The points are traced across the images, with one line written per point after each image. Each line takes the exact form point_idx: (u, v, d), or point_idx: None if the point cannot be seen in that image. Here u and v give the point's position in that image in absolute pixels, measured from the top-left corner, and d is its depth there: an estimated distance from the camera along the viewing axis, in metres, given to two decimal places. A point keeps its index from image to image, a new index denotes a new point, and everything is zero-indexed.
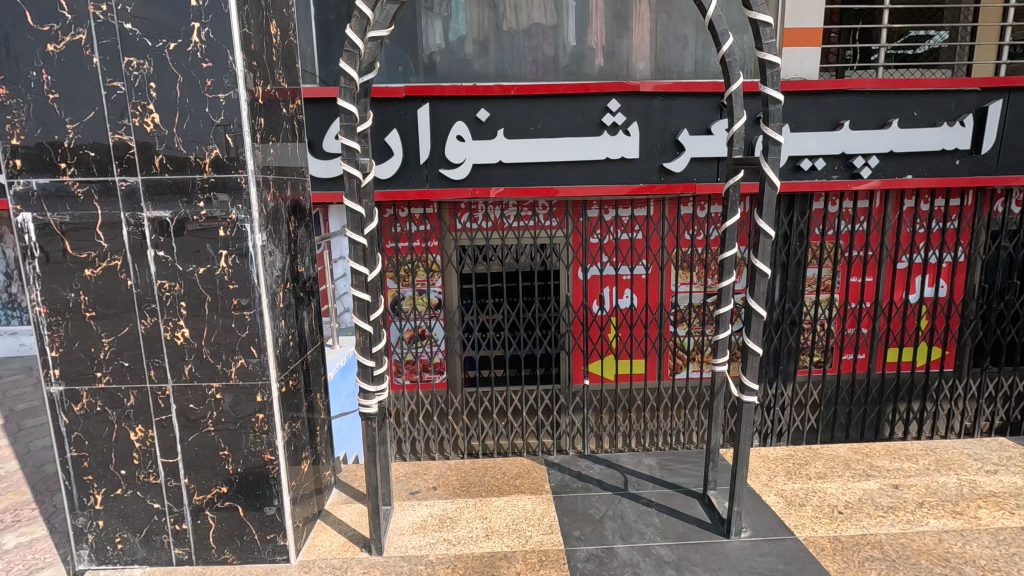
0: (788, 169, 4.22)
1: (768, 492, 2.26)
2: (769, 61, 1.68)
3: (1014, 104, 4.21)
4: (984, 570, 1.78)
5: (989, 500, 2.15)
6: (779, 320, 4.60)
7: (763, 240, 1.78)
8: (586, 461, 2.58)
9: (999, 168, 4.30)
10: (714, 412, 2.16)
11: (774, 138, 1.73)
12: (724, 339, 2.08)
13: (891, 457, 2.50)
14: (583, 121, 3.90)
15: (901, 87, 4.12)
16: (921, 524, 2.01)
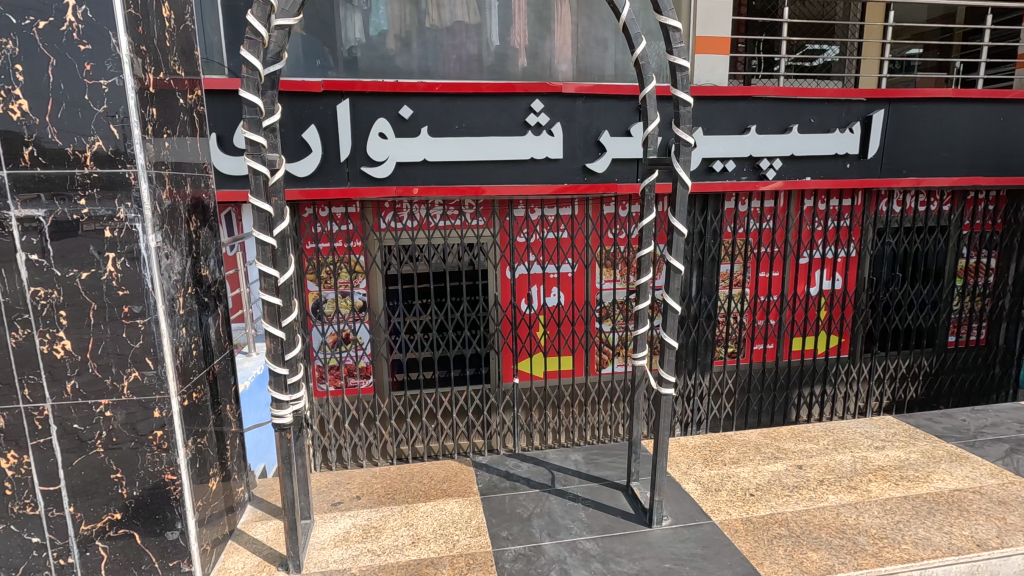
0: (701, 171, 4.43)
1: (687, 480, 2.35)
2: (678, 65, 1.74)
3: (893, 113, 4.65)
4: (875, 538, 1.94)
5: (878, 474, 2.36)
6: (696, 314, 4.83)
7: (677, 238, 1.84)
8: (513, 460, 2.59)
9: (882, 172, 4.75)
10: (635, 405, 2.22)
11: (685, 139, 1.80)
12: (644, 334, 2.14)
13: (795, 439, 2.68)
14: (507, 120, 3.91)
15: (800, 95, 4.44)
16: (821, 501, 2.17)
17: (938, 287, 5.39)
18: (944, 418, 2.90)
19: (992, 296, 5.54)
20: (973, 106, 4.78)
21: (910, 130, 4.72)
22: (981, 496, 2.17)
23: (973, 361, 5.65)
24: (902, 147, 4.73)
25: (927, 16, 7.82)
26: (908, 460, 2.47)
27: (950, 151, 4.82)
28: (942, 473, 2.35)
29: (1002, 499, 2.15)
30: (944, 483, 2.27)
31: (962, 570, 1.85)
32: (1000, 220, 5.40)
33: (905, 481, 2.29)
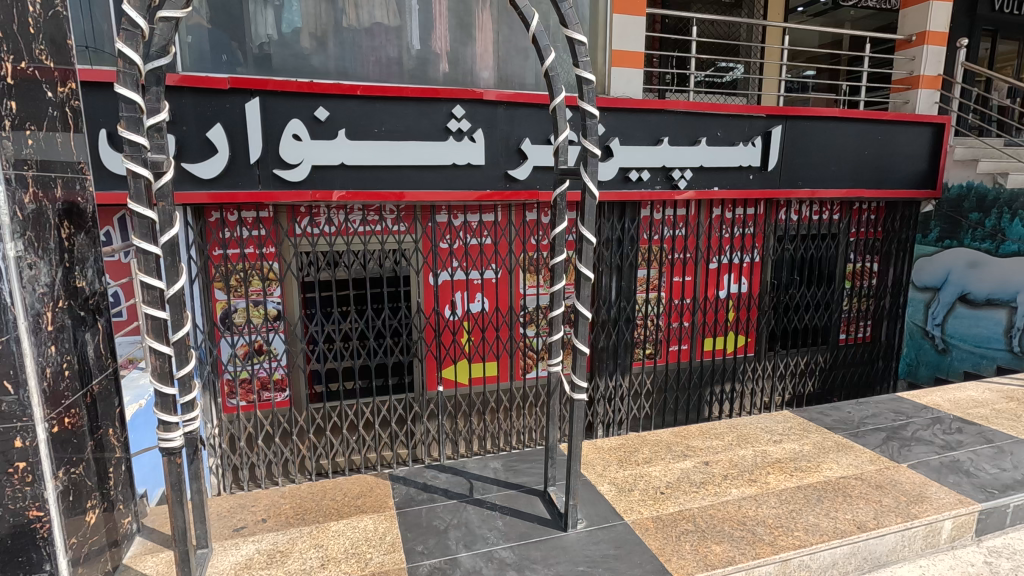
0: (619, 180, 4.58)
1: (602, 481, 2.41)
2: (584, 79, 1.79)
3: (789, 129, 5.04)
4: (771, 528, 2.07)
5: (776, 466, 2.52)
6: (615, 318, 5.01)
7: (586, 247, 1.88)
8: (432, 471, 2.54)
9: (781, 183, 5.13)
10: (551, 411, 2.25)
11: (592, 150, 1.84)
12: (558, 340, 2.17)
13: (703, 437, 2.82)
14: (428, 125, 3.86)
15: (708, 110, 4.70)
16: (725, 495, 2.29)
17: (830, 290, 5.91)
18: (833, 411, 3.15)
19: (875, 297, 6.13)
20: (857, 126, 5.29)
21: (804, 145, 5.13)
22: (862, 482, 2.38)
23: (859, 356, 6.23)
24: (798, 161, 5.14)
25: (819, 41, 8.59)
26: (802, 452, 2.66)
27: (838, 165, 5.30)
28: (830, 462, 2.56)
29: (880, 483, 2.36)
30: (831, 471, 2.47)
31: (844, 551, 2.02)
32: (880, 229, 5.96)
33: (799, 472, 2.47)
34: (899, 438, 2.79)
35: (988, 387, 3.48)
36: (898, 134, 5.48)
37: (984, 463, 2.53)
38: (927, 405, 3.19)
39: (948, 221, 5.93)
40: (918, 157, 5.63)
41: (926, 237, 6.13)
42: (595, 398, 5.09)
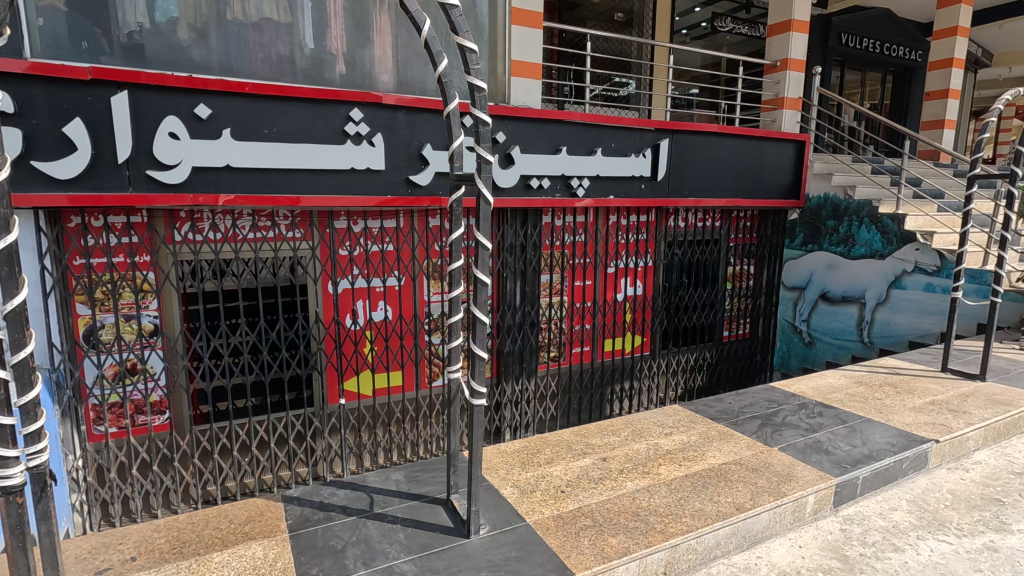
0: (520, 187, 4.66)
1: (505, 485, 2.43)
2: (476, 86, 1.81)
3: (675, 142, 5.41)
4: (662, 516, 2.20)
5: (667, 457, 2.68)
6: (520, 323, 5.10)
7: (482, 253, 1.90)
8: (329, 488, 2.43)
9: (669, 192, 5.49)
10: (452, 417, 2.23)
11: (486, 157, 1.86)
12: (457, 346, 2.16)
13: (601, 434, 2.94)
14: (323, 128, 3.71)
15: (603, 122, 4.93)
16: (621, 488, 2.40)
17: (714, 291, 6.41)
18: (716, 402, 3.41)
19: (752, 296, 6.75)
20: (733, 141, 5.81)
21: (688, 157, 5.54)
22: (741, 467, 2.59)
23: (741, 351, 6.82)
24: (683, 172, 5.54)
25: (701, 62, 9.35)
26: (689, 442, 2.85)
27: (717, 176, 5.78)
28: (713, 450, 2.76)
29: (756, 467, 2.59)
30: (715, 458, 2.66)
31: (726, 532, 2.18)
32: (755, 234, 6.59)
33: (686, 461, 2.64)
34: (772, 424, 3.07)
35: (843, 373, 3.94)
36: (767, 150, 6.11)
37: (840, 441, 2.85)
38: (794, 393, 3.55)
39: (810, 227, 6.66)
40: (783, 171, 6.31)
41: (793, 242, 6.80)
42: (502, 402, 5.15)
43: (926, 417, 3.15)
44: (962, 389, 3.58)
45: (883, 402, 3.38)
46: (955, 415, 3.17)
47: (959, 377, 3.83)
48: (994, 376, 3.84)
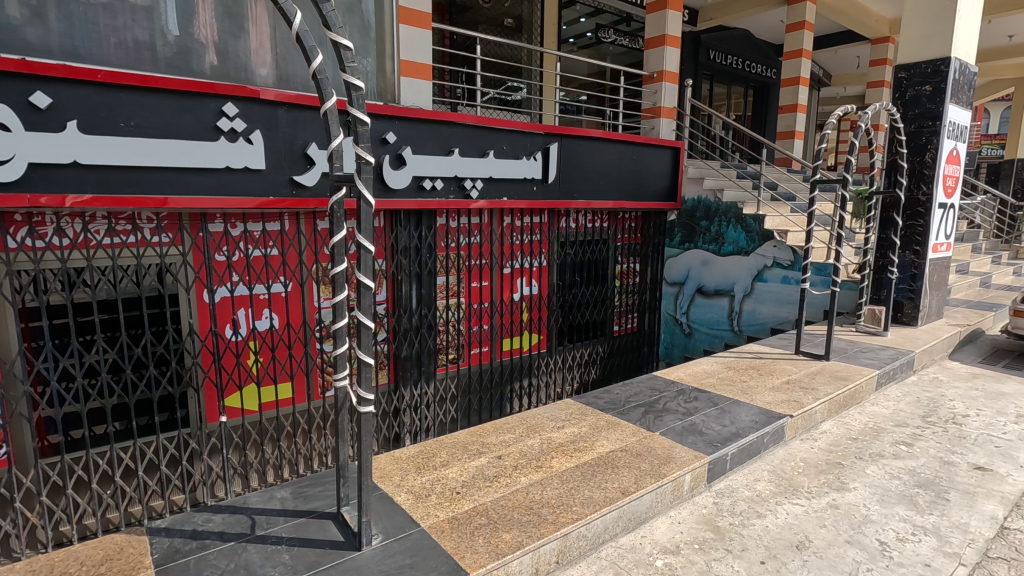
0: (412, 188, 4.56)
1: (399, 492, 2.38)
2: (353, 84, 1.75)
3: (564, 146, 5.62)
4: (554, 508, 2.27)
5: (559, 450, 2.78)
6: (417, 326, 5.02)
7: (365, 255, 1.84)
8: (204, 515, 2.23)
9: (559, 194, 5.70)
10: (340, 428, 2.14)
11: (365, 157, 1.81)
12: (343, 353, 2.06)
13: (496, 432, 2.98)
14: (192, 122, 3.40)
15: (494, 124, 5.00)
16: (515, 484, 2.45)
17: (604, 288, 6.76)
18: (605, 393, 3.60)
19: (638, 292, 7.21)
20: (617, 146, 6.16)
21: (576, 161, 5.79)
22: (626, 453, 2.75)
23: (630, 344, 7.26)
24: (571, 175, 5.78)
25: (587, 70, 9.81)
26: (579, 433, 2.98)
27: (603, 179, 6.10)
28: (602, 440, 2.90)
29: (639, 452, 2.76)
30: (603, 447, 2.80)
31: (613, 517, 2.30)
32: (639, 234, 7.03)
33: (577, 452, 2.76)
34: (654, 410, 3.30)
35: (715, 359, 4.32)
36: (646, 155, 6.55)
37: (712, 422, 3.13)
38: (674, 380, 3.84)
39: (686, 228, 7.32)
40: (662, 175, 6.81)
41: (673, 241, 7.42)
42: (400, 408, 5.04)
43: (782, 395, 3.54)
44: (811, 368, 4.08)
45: (748, 384, 3.75)
46: (806, 392, 3.59)
47: (808, 358, 4.35)
48: (836, 355, 4.41)
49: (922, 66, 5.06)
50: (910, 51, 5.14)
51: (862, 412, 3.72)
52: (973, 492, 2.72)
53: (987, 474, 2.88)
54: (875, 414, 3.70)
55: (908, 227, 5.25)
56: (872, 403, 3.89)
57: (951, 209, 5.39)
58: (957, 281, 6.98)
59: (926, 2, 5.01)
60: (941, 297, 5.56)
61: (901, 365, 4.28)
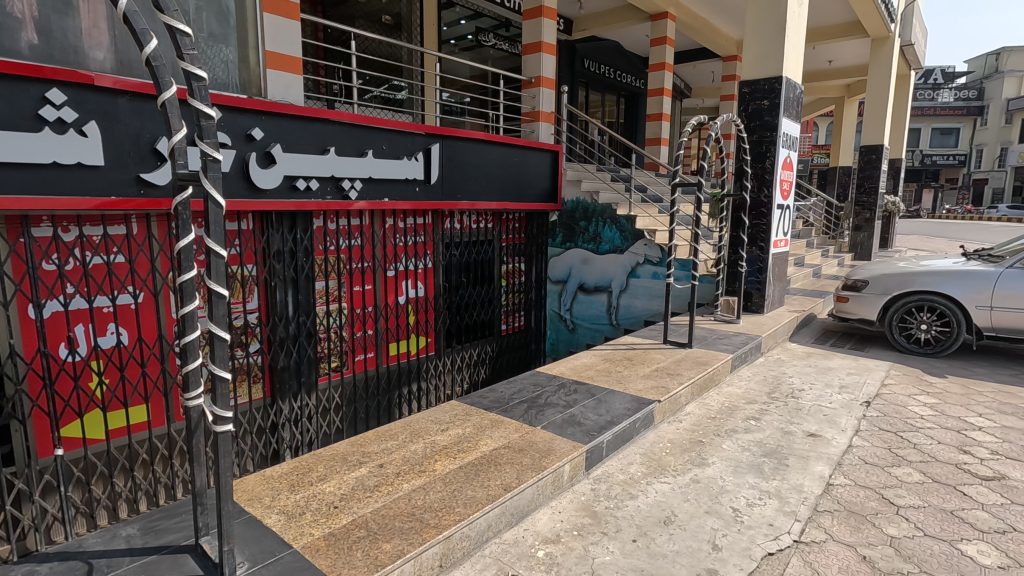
0: (285, 188, 4.27)
1: (269, 513, 2.22)
2: (193, 74, 1.59)
3: (445, 147, 5.60)
4: (437, 512, 2.25)
5: (443, 453, 2.77)
6: (295, 334, 4.72)
7: (215, 261, 1.69)
8: (25, 567, 1.92)
9: (442, 195, 5.68)
10: (196, 452, 1.94)
11: (212, 155, 1.66)
12: (195, 371, 1.86)
13: (378, 440, 2.90)
14: (6, 109, 2.90)
15: (371, 123, 4.83)
16: (396, 492, 2.40)
17: (491, 289, 6.88)
18: (489, 392, 3.64)
19: (523, 290, 7.41)
20: (497, 149, 6.29)
21: (458, 162, 5.80)
22: (509, 450, 2.81)
23: (517, 342, 7.45)
24: (454, 176, 5.79)
25: (469, 73, 9.89)
26: (463, 434, 2.99)
27: (485, 181, 6.19)
28: (486, 438, 2.94)
29: (521, 447, 2.84)
30: (486, 446, 2.84)
31: (496, 513, 2.34)
32: (523, 234, 7.23)
33: (460, 453, 2.76)
34: (536, 406, 3.40)
35: (593, 352, 4.55)
36: (527, 158, 6.75)
37: (590, 412, 3.29)
38: (556, 375, 3.99)
39: (566, 228, 7.63)
40: (542, 177, 7.06)
41: (555, 240, 7.69)
42: (278, 422, 4.71)
43: (651, 382, 3.82)
44: (676, 356, 4.44)
45: (622, 373, 4.00)
46: (672, 377, 3.90)
47: (674, 347, 4.74)
48: (698, 343, 4.84)
49: (760, 84, 5.72)
50: (751, 70, 5.79)
51: (720, 393, 4.12)
52: (807, 456, 3.12)
53: (818, 439, 3.32)
54: (730, 394, 4.11)
55: (754, 226, 5.90)
56: (728, 384, 4.32)
57: (787, 210, 6.15)
58: (795, 272, 7.98)
59: (762, 27, 5.67)
60: (782, 287, 6.32)
61: (750, 349, 4.80)
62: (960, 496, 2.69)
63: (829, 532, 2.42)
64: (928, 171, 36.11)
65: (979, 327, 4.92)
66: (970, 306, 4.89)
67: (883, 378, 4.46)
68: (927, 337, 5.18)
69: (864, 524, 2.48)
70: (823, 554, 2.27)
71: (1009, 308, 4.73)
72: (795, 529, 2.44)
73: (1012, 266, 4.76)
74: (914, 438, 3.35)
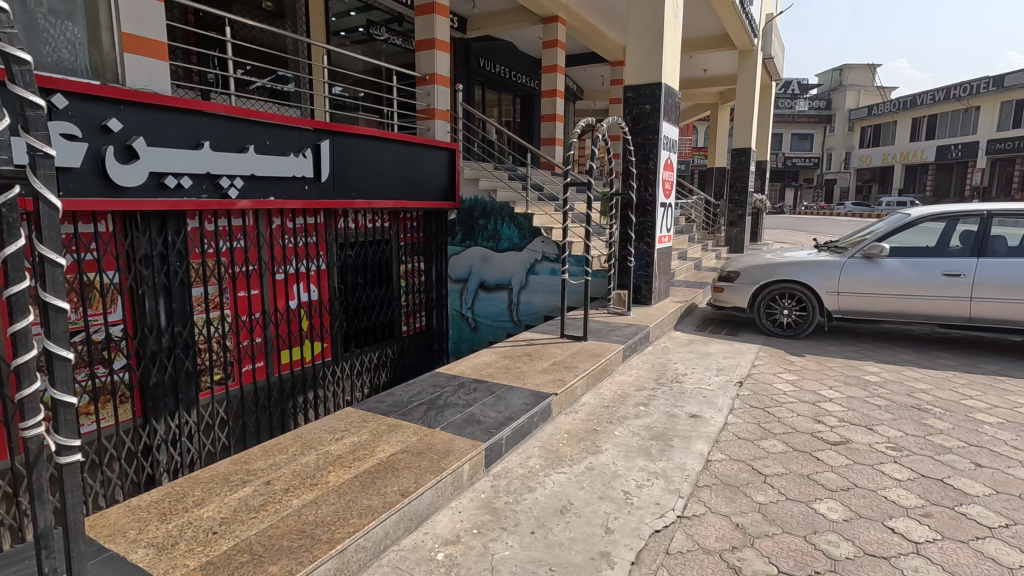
0: (151, 186, 3.86)
1: (136, 548, 2.00)
2: (16, 56, 1.38)
3: (335, 144, 5.37)
4: (329, 526, 2.15)
5: (338, 463, 2.65)
6: (169, 347, 4.30)
7: (51, 271, 1.48)
8: None
9: (334, 194, 5.43)
10: (39, 489, 1.69)
11: (43, 150, 1.46)
12: (33, 396, 1.61)
13: (265, 456, 2.72)
14: None
15: (252, 116, 4.49)
16: (285, 509, 2.26)
17: (389, 289, 6.73)
18: (387, 396, 3.55)
19: (424, 290, 7.33)
20: (392, 146, 6.14)
21: (350, 159, 5.59)
22: (407, 454, 2.76)
23: (418, 343, 7.36)
24: (346, 174, 5.57)
25: (362, 67, 9.55)
26: (359, 442, 2.89)
27: (380, 179, 6.02)
28: (383, 444, 2.86)
29: (420, 450, 2.80)
30: (384, 452, 2.77)
31: (394, 520, 2.28)
32: (422, 233, 7.14)
33: (356, 462, 2.67)
34: (435, 407, 3.37)
35: (493, 349, 4.59)
36: (423, 157, 6.66)
37: (489, 410, 3.32)
38: (456, 374, 3.98)
39: (465, 226, 7.62)
40: (438, 175, 7.01)
41: (454, 239, 7.65)
42: (153, 444, 4.27)
43: (549, 376, 3.93)
44: (572, 349, 4.60)
45: (520, 369, 4.07)
46: (568, 370, 4.04)
47: (570, 340, 4.91)
48: (592, 336, 5.05)
49: (642, 89, 6.08)
50: (633, 75, 6.13)
51: (613, 382, 4.33)
52: (689, 436, 3.37)
53: (698, 420, 3.60)
54: (622, 382, 4.34)
55: (641, 223, 6.26)
56: (619, 373, 4.56)
57: (670, 207, 6.59)
58: (679, 266, 8.59)
59: (642, 35, 6.02)
60: (667, 279, 6.77)
61: (640, 339, 5.09)
62: (815, 461, 3.05)
63: (708, 505, 2.63)
64: (789, 172, 40.46)
65: (829, 310, 5.58)
66: (822, 292, 5.54)
67: (754, 360, 4.93)
68: (789, 320, 5.79)
69: (737, 494, 2.72)
70: (701, 525, 2.47)
71: (852, 293, 5.42)
72: (679, 505, 2.62)
73: (854, 256, 5.44)
74: (778, 413, 3.73)
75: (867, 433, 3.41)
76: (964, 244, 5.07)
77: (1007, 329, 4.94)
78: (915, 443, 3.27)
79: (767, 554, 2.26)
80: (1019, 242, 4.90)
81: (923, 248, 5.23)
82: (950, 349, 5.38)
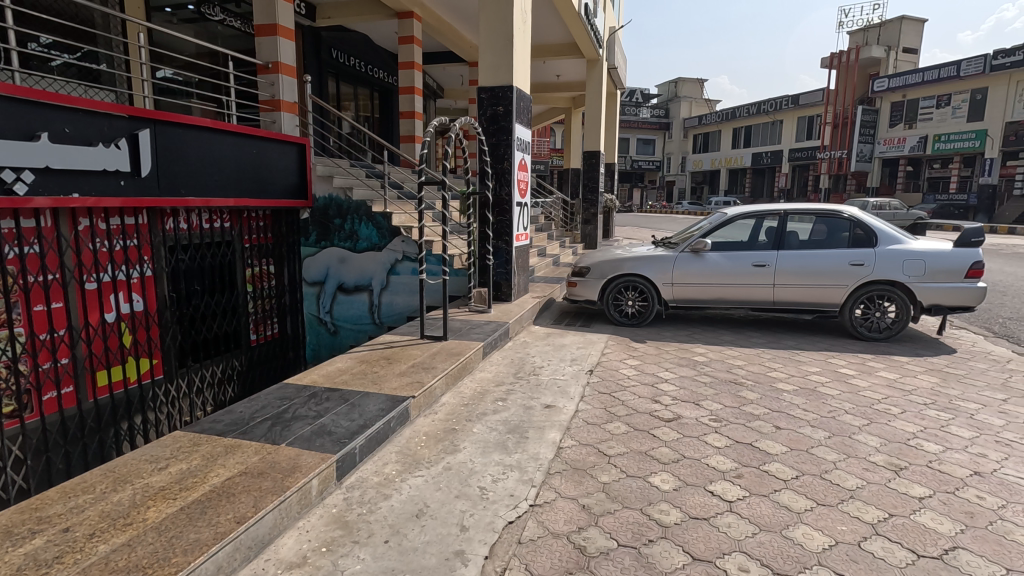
0: None
1: None
2: None
3: (156, 134, 4.74)
4: (146, 570, 1.90)
5: (159, 497, 2.35)
6: None
7: None
8: None
9: (159, 191, 4.80)
10: None
11: None
12: None
13: (65, 499, 2.32)
14: None
15: (45, 99, 3.80)
16: (88, 558, 1.95)
17: (232, 295, 6.12)
18: (226, 414, 3.21)
19: (274, 295, 6.79)
20: (229, 138, 5.57)
21: (178, 152, 4.97)
22: (246, 476, 2.53)
23: (270, 352, 6.79)
24: (173, 169, 4.95)
25: (194, 49, 8.59)
26: (189, 469, 2.59)
27: (215, 174, 5.44)
28: (217, 468, 2.60)
29: (261, 470, 2.59)
30: (217, 478, 2.51)
31: (227, 551, 2.08)
32: (271, 233, 6.59)
33: (182, 492, 2.39)
34: (282, 421, 3.14)
35: (349, 354, 4.39)
36: (268, 151, 6.15)
37: (341, 420, 3.17)
38: (306, 384, 3.73)
39: (319, 226, 7.18)
40: (287, 172, 6.52)
41: (308, 239, 7.17)
42: None
43: (407, 378, 3.85)
44: (432, 349, 4.57)
45: (378, 374, 3.95)
46: (426, 371, 4.00)
47: (430, 341, 4.87)
48: (453, 335, 5.05)
49: (496, 91, 6.22)
50: (486, 76, 6.25)
51: (472, 379, 4.37)
52: (543, 426, 3.52)
53: (552, 410, 3.77)
54: (481, 378, 4.41)
55: (499, 222, 6.41)
56: (479, 370, 4.62)
57: (526, 206, 6.83)
58: (537, 262, 8.95)
59: (494, 36, 6.15)
60: (526, 275, 7.00)
61: (499, 335, 5.21)
62: (651, 438, 3.35)
63: (557, 491, 2.76)
64: (636, 173, 44.21)
65: (666, 299, 6.19)
66: (660, 283, 6.12)
67: (603, 349, 5.30)
68: (633, 310, 6.32)
69: (584, 477, 2.89)
70: (552, 511, 2.59)
71: (684, 283, 6.06)
72: (531, 495, 2.73)
73: (684, 250, 6.09)
74: (622, 397, 4.04)
75: (695, 409, 3.83)
76: (769, 238, 5.91)
77: (801, 310, 5.86)
78: (732, 414, 3.74)
79: (609, 530, 2.43)
80: (808, 236, 5.83)
81: (738, 242, 5.99)
82: (761, 329, 6.26)
